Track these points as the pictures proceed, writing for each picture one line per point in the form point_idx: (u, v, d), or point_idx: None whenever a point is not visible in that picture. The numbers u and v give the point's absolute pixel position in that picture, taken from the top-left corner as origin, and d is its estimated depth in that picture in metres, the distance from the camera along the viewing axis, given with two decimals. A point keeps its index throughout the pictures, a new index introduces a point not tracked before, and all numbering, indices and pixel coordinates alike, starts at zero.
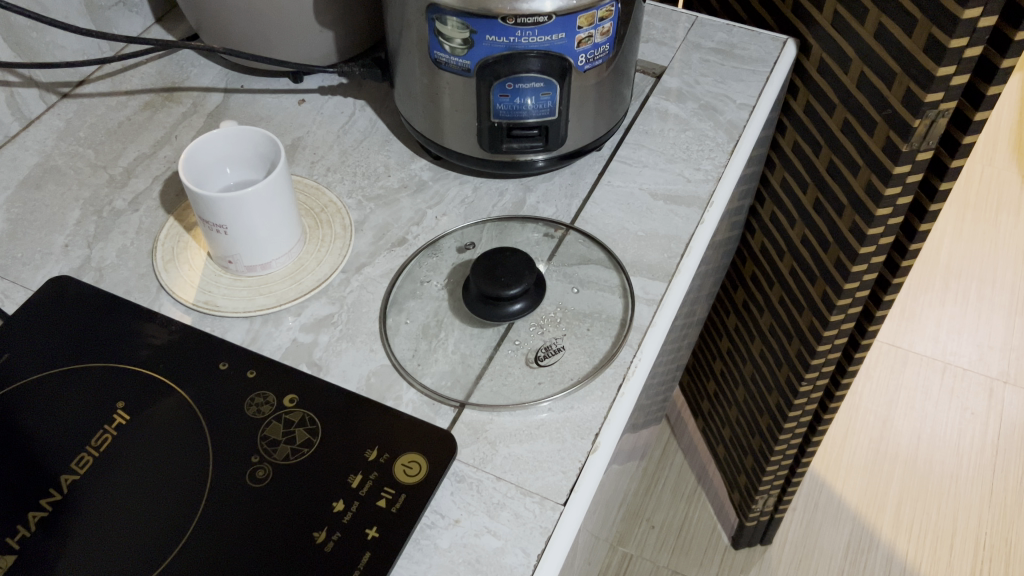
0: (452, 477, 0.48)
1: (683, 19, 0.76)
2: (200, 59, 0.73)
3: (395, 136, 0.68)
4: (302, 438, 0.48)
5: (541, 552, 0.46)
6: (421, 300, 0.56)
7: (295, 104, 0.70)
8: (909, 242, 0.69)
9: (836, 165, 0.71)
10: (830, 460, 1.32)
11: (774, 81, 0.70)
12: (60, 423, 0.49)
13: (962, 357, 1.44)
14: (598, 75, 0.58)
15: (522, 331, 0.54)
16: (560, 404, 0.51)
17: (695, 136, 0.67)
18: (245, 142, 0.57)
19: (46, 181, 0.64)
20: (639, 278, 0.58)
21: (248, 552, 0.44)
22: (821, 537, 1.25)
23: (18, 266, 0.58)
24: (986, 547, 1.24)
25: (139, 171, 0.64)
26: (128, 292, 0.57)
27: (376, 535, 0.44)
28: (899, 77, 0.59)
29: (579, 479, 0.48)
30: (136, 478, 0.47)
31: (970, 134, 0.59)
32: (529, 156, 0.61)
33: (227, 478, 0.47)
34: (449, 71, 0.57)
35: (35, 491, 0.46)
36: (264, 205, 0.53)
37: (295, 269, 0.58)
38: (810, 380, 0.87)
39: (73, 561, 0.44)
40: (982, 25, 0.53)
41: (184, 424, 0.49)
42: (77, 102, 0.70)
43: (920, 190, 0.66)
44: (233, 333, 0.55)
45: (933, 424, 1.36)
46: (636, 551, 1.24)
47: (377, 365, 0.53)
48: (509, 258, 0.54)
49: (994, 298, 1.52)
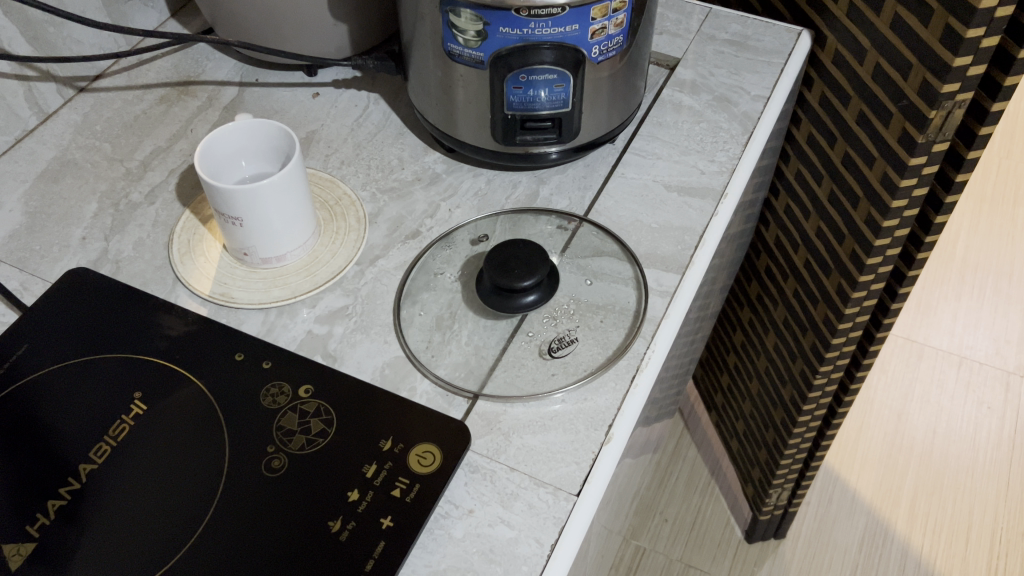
0: (465, 468, 0.49)
1: (697, 10, 0.75)
2: (215, 52, 0.74)
3: (409, 129, 0.68)
4: (317, 429, 0.49)
5: (555, 543, 0.46)
6: (435, 291, 0.56)
7: (309, 97, 0.70)
8: (926, 233, 0.69)
9: (851, 156, 0.70)
10: (845, 453, 1.31)
11: (789, 73, 0.70)
12: (79, 413, 0.49)
13: (978, 351, 1.43)
14: (612, 67, 0.58)
15: (536, 323, 0.54)
16: (573, 396, 0.51)
17: (709, 127, 0.66)
18: (260, 136, 0.57)
19: (63, 174, 0.64)
20: (653, 270, 0.58)
21: (265, 538, 0.45)
22: (836, 531, 1.25)
23: (37, 258, 0.59)
24: (1002, 542, 1.23)
25: (156, 165, 0.65)
26: (145, 283, 0.57)
27: (390, 525, 0.45)
28: (915, 68, 0.59)
29: (593, 470, 0.48)
30: (153, 467, 0.47)
31: (987, 124, 0.59)
32: (543, 148, 0.61)
33: (244, 466, 0.47)
34: (462, 64, 0.57)
35: (54, 480, 0.47)
36: (279, 197, 0.54)
37: (310, 261, 0.59)
38: (825, 372, 0.86)
39: (91, 546, 0.45)
40: (999, 15, 0.52)
41: (202, 415, 0.49)
42: (94, 96, 0.70)
43: (935, 182, 0.66)
44: (248, 324, 0.55)
45: (948, 418, 1.35)
46: (649, 545, 1.24)
47: (391, 357, 0.54)
48: (523, 251, 0.54)
49: (1010, 293, 1.50)
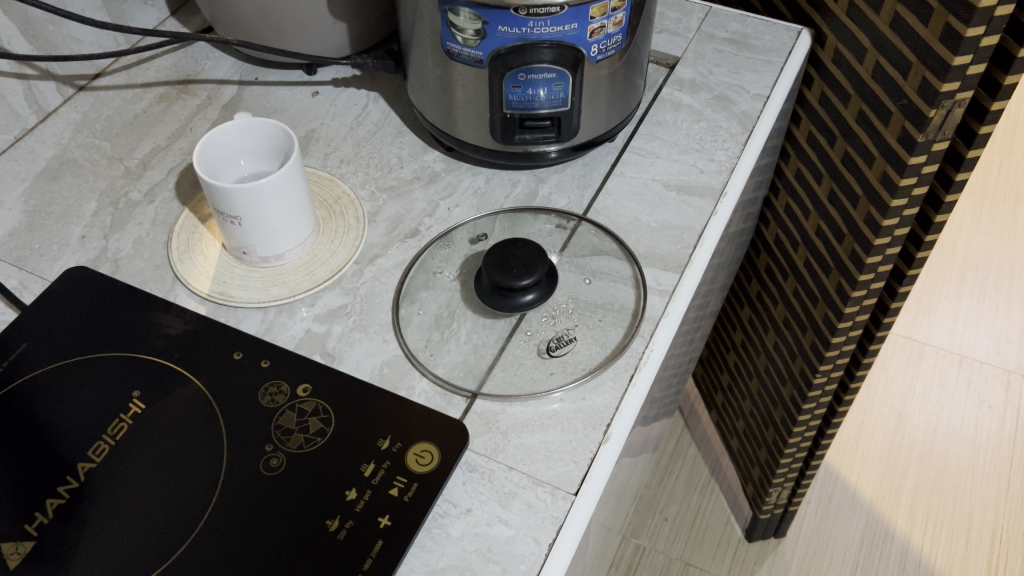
0: (463, 467, 0.49)
1: (697, 9, 0.75)
2: (215, 51, 0.74)
3: (408, 128, 0.68)
4: (315, 428, 0.49)
5: (552, 542, 0.46)
6: (434, 291, 0.56)
7: (308, 96, 0.70)
8: (925, 233, 0.69)
9: (850, 155, 0.70)
10: (845, 452, 1.31)
11: (789, 72, 0.70)
12: (77, 411, 0.50)
13: (979, 350, 1.43)
14: (611, 66, 0.58)
15: (535, 322, 0.54)
16: (571, 395, 0.51)
17: (708, 126, 0.66)
18: (259, 134, 0.57)
19: (63, 173, 0.64)
20: (652, 269, 0.58)
21: (263, 536, 0.45)
22: (836, 529, 1.25)
23: (36, 256, 0.59)
24: (1002, 541, 1.23)
25: (155, 163, 0.65)
26: (144, 282, 0.57)
27: (388, 524, 0.45)
28: (915, 66, 0.59)
29: (591, 470, 0.48)
30: (151, 466, 0.47)
31: (987, 123, 0.59)
32: (542, 147, 0.61)
33: (242, 465, 0.47)
34: (461, 63, 0.57)
35: (52, 479, 0.47)
36: (278, 196, 0.54)
37: (309, 260, 0.59)
38: (824, 371, 0.86)
39: (88, 545, 0.45)
40: (998, 14, 0.52)
41: (200, 413, 0.49)
42: (94, 94, 0.70)
43: (935, 181, 0.66)
44: (247, 323, 0.55)
45: (949, 417, 1.35)
46: (649, 543, 1.24)
47: (390, 356, 0.54)
48: (522, 250, 0.54)
49: (1011, 293, 1.50)
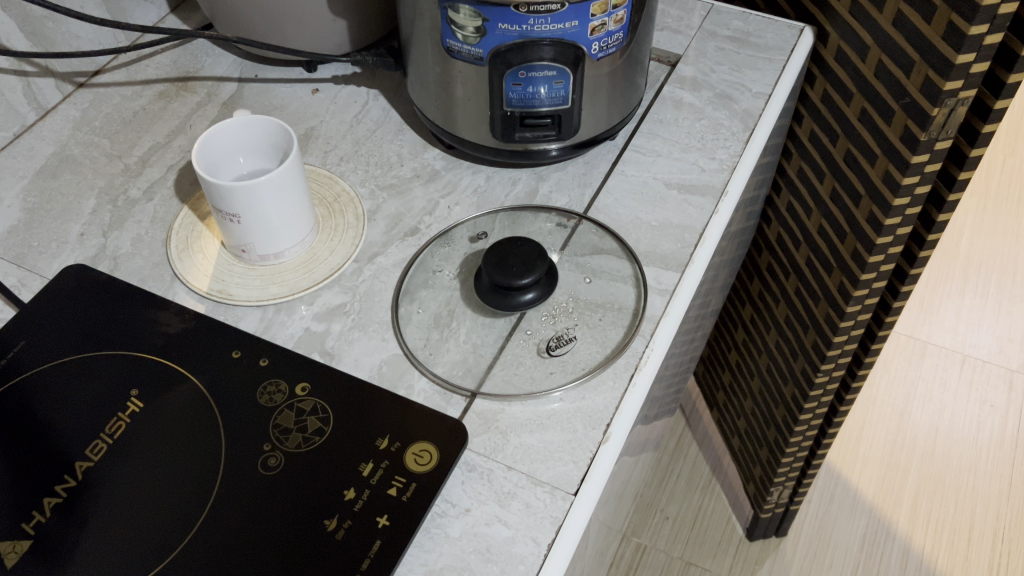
0: (463, 466, 0.48)
1: (699, 6, 0.75)
2: (214, 48, 0.73)
3: (408, 126, 0.68)
4: (313, 427, 0.49)
5: (552, 542, 0.46)
6: (433, 289, 0.56)
7: (308, 93, 0.70)
8: (928, 232, 0.69)
9: (852, 153, 0.70)
10: (847, 451, 1.31)
11: (791, 70, 0.69)
12: (75, 410, 0.49)
13: (982, 350, 1.42)
14: (612, 63, 0.58)
15: (534, 321, 0.54)
16: (571, 394, 0.51)
17: (710, 124, 0.66)
18: (258, 132, 0.57)
19: (62, 170, 0.64)
20: (653, 268, 0.57)
21: (262, 536, 0.44)
22: (838, 529, 1.24)
23: (35, 254, 0.59)
24: (1004, 541, 1.23)
25: (154, 161, 0.65)
26: (142, 280, 0.57)
27: (386, 524, 0.44)
28: (918, 65, 0.59)
29: (590, 470, 0.48)
30: (148, 465, 0.47)
31: (990, 122, 0.58)
32: (542, 145, 0.61)
33: (240, 465, 0.47)
34: (461, 60, 0.56)
35: (50, 477, 0.47)
36: (277, 194, 0.53)
37: (308, 258, 0.58)
38: (826, 371, 0.86)
39: (86, 543, 0.45)
40: (1002, 12, 0.52)
41: (198, 411, 0.49)
42: (93, 91, 0.70)
43: (937, 180, 0.65)
44: (246, 321, 0.55)
45: (951, 416, 1.35)
46: (650, 542, 1.24)
47: (389, 355, 0.53)
48: (522, 248, 0.54)
49: (1014, 292, 1.50)
